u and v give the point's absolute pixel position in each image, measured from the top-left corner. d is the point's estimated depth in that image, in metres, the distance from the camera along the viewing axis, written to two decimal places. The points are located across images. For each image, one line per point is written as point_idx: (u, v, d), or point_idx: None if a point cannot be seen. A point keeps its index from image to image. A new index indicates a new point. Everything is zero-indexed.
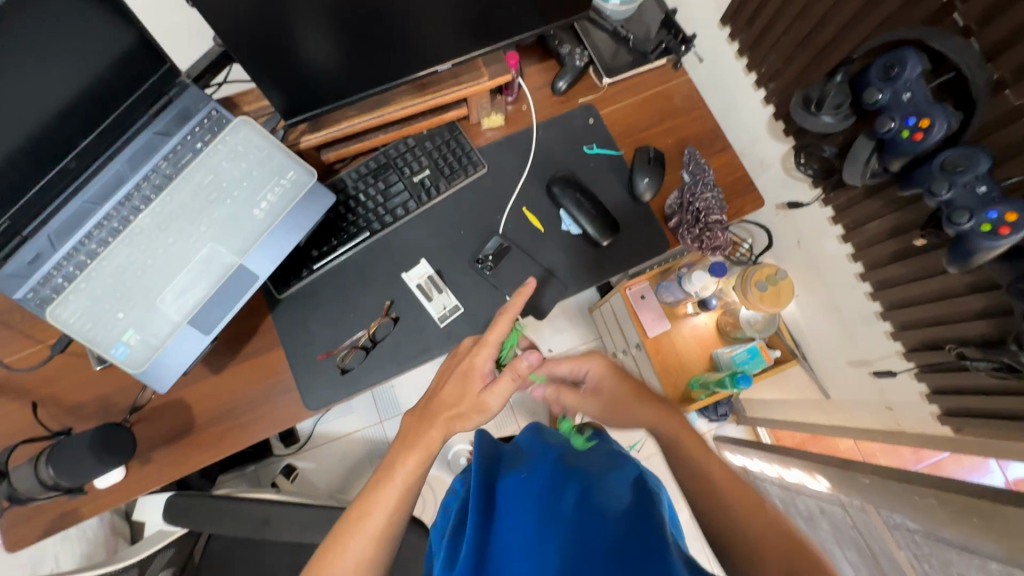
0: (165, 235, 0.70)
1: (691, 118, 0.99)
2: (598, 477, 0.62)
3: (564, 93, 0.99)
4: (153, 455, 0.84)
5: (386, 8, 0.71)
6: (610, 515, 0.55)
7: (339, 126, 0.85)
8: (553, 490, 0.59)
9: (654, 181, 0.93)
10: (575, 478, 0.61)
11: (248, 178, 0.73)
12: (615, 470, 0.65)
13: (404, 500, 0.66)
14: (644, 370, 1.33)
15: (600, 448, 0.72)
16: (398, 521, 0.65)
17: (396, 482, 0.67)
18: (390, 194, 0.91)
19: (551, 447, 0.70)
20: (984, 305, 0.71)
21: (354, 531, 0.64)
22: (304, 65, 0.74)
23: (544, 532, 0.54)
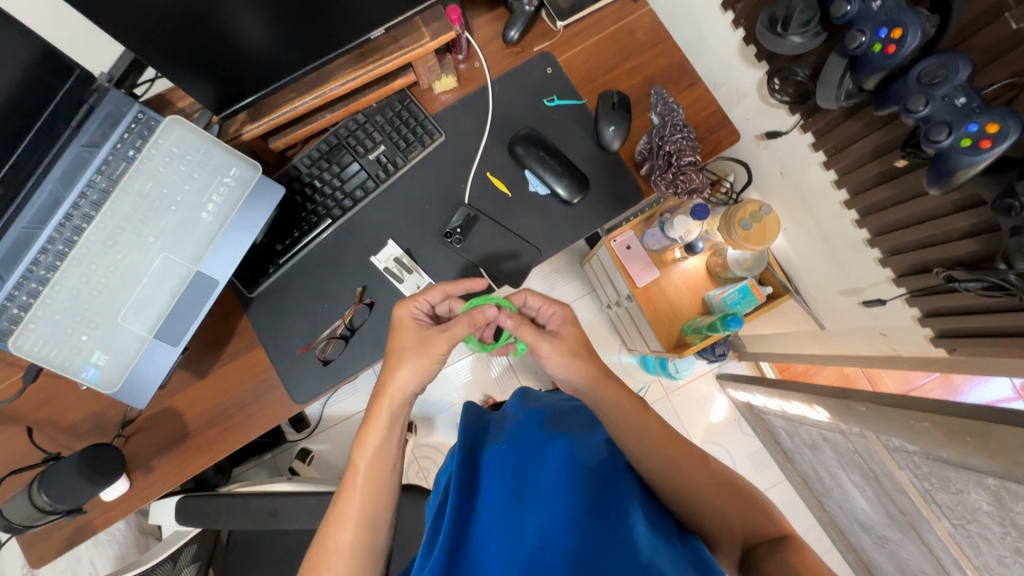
0: (113, 252, 0.68)
1: (657, 53, 0.92)
2: (578, 440, 0.63)
3: (517, 44, 0.92)
4: (154, 463, 0.85)
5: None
6: (591, 480, 0.56)
7: (279, 112, 0.80)
8: (531, 462, 0.59)
9: (621, 128, 0.87)
10: (554, 445, 0.61)
11: (190, 181, 0.70)
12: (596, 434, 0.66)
13: (373, 478, 0.66)
14: (638, 321, 1.31)
15: (583, 410, 0.72)
16: (375, 501, 0.65)
17: (359, 465, 0.66)
18: (347, 176, 0.87)
19: (533, 412, 0.70)
20: (971, 224, 0.67)
21: (336, 518, 0.64)
22: (222, 51, 0.68)
23: (524, 498, 0.55)
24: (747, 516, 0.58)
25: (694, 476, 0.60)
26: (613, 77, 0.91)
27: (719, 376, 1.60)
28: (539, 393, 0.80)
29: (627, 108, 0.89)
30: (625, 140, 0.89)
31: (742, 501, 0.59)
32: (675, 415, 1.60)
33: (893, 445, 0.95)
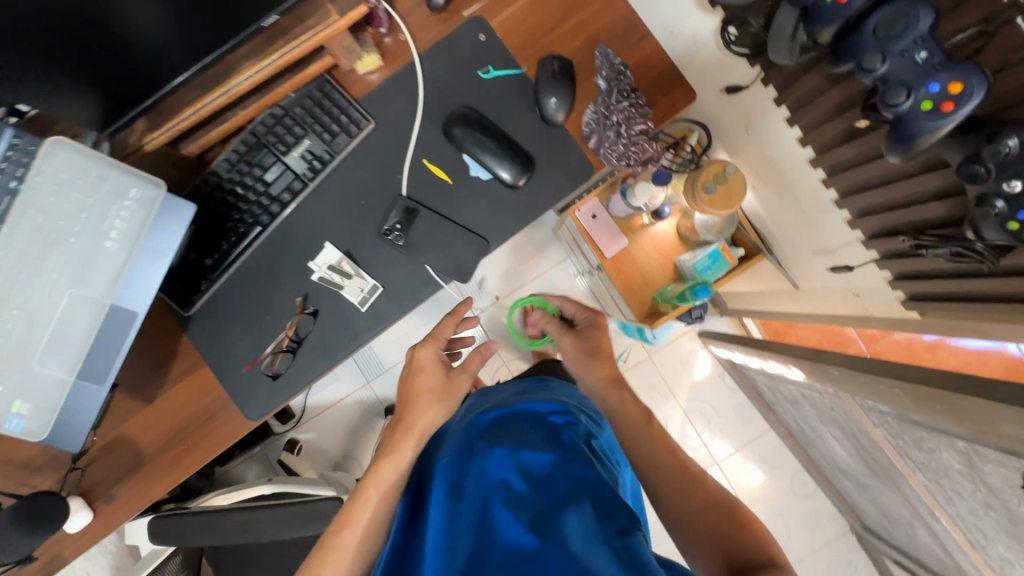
0: (11, 297, 0.61)
1: (601, 6, 0.82)
2: (529, 445, 0.62)
3: (444, 8, 0.82)
4: (115, 492, 0.84)
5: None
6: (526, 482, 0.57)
7: (181, 116, 0.72)
8: (483, 477, 0.59)
9: (564, 98, 0.79)
10: (504, 454, 0.61)
11: (85, 208, 0.63)
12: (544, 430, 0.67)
13: (383, 507, 0.64)
14: (611, 291, 1.27)
15: (536, 409, 0.72)
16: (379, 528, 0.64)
17: (370, 490, 0.65)
18: (272, 178, 0.81)
19: (485, 416, 0.72)
20: (941, 185, 0.61)
21: (330, 545, 0.62)
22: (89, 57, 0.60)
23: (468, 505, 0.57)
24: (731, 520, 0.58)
25: (688, 492, 0.62)
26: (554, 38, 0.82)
27: (701, 335, 1.56)
28: (496, 386, 0.82)
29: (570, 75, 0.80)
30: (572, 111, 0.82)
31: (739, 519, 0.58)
32: (658, 376, 1.59)
33: (868, 405, 0.93)
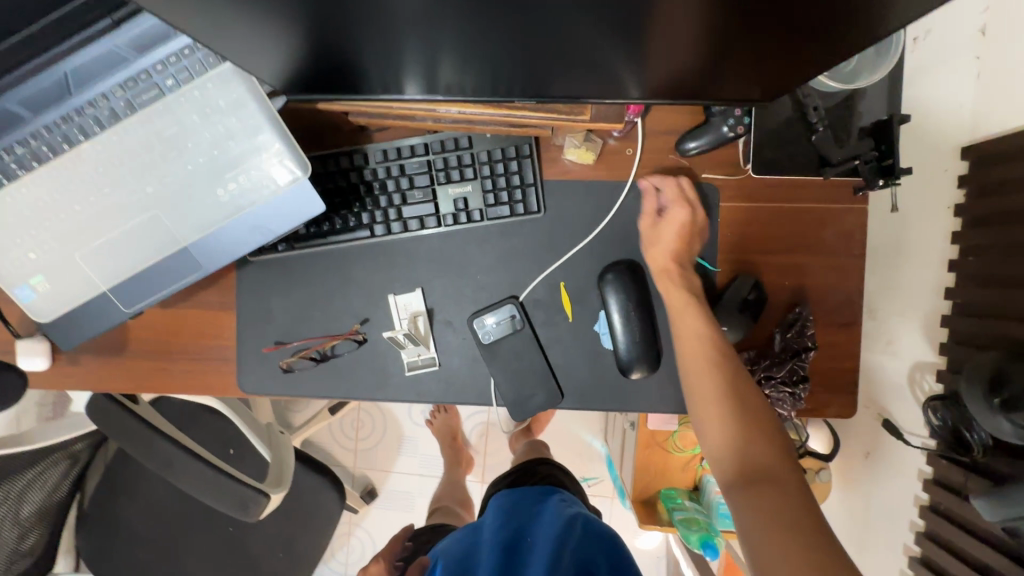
0: (99, 183, 0.55)
1: (833, 265, 0.71)
2: (557, 507, 0.89)
3: (689, 158, 0.71)
4: (81, 359, 0.79)
5: (478, 26, 0.46)
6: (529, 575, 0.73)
7: (372, 102, 0.62)
8: (523, 532, 0.83)
9: (677, 232, 0.69)
10: (539, 519, 0.86)
11: (224, 146, 0.56)
12: (549, 501, 0.92)
13: None
14: (626, 446, 1.18)
15: (544, 488, 0.98)
16: None
17: None
18: (412, 198, 0.71)
19: (507, 499, 0.95)
20: None
21: None
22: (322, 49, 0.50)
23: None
24: (774, 464, 0.57)
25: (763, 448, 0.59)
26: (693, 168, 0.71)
27: None
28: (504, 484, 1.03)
29: (693, 208, 0.69)
30: (674, 250, 0.70)
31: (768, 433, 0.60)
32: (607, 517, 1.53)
33: None
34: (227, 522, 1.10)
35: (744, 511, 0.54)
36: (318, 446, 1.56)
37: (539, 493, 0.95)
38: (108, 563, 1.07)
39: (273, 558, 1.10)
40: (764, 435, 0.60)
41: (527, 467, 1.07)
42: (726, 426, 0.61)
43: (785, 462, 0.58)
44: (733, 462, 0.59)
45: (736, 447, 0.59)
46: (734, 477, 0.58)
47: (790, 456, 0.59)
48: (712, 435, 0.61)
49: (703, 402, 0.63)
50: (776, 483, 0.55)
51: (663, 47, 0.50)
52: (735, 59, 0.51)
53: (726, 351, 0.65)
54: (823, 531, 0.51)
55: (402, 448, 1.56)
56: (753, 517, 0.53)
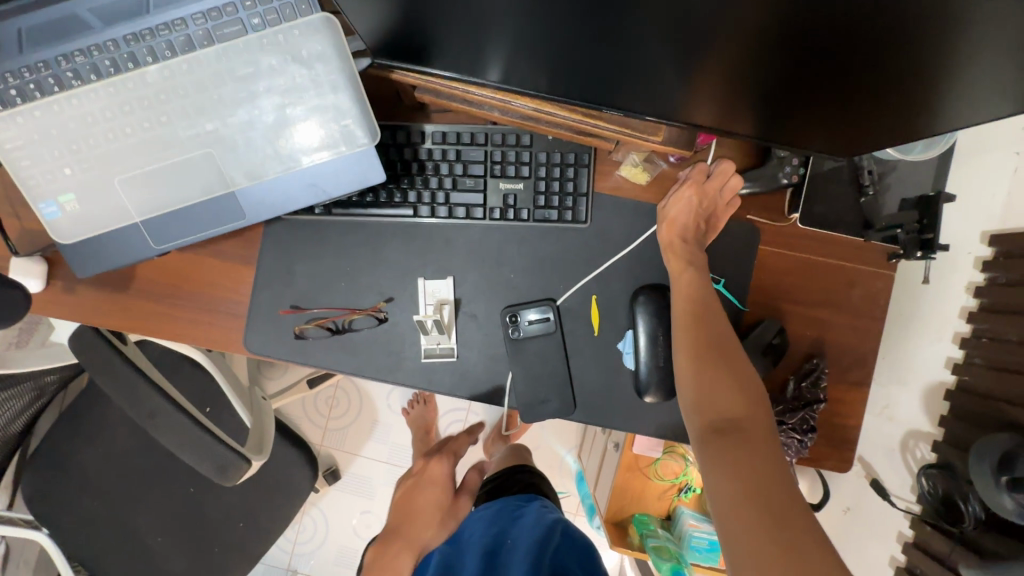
0: (156, 110, 0.52)
1: (853, 323, 0.74)
2: (522, 516, 0.86)
3: (738, 197, 0.72)
4: (79, 288, 0.74)
5: (583, 27, 0.47)
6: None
7: (448, 83, 0.61)
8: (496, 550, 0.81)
9: (688, 211, 0.68)
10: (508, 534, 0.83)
11: (295, 99, 0.54)
12: (514, 509, 0.89)
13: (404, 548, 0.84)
14: (605, 466, 1.19)
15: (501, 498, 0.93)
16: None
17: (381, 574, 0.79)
18: (461, 185, 0.70)
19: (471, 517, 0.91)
20: None
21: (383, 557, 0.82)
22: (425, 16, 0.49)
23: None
24: (745, 417, 0.56)
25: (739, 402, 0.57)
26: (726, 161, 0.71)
27: None
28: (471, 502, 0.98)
29: (705, 187, 0.68)
30: (683, 229, 0.68)
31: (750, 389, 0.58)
32: None
33: None
34: (189, 483, 1.05)
35: (712, 464, 0.54)
36: (287, 418, 1.52)
37: (502, 502, 0.92)
38: (53, 507, 1.01)
39: (232, 526, 1.06)
40: (737, 388, 0.58)
41: (504, 474, 1.04)
42: (699, 376, 0.59)
43: (759, 417, 0.56)
44: (703, 413, 0.57)
45: (709, 400, 0.58)
46: (704, 428, 0.57)
47: (762, 408, 0.57)
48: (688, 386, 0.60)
49: (686, 359, 0.61)
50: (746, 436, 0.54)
51: (750, 84, 0.51)
52: (814, 110, 0.54)
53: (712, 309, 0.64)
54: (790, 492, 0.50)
55: (373, 433, 1.52)
56: (720, 474, 0.52)
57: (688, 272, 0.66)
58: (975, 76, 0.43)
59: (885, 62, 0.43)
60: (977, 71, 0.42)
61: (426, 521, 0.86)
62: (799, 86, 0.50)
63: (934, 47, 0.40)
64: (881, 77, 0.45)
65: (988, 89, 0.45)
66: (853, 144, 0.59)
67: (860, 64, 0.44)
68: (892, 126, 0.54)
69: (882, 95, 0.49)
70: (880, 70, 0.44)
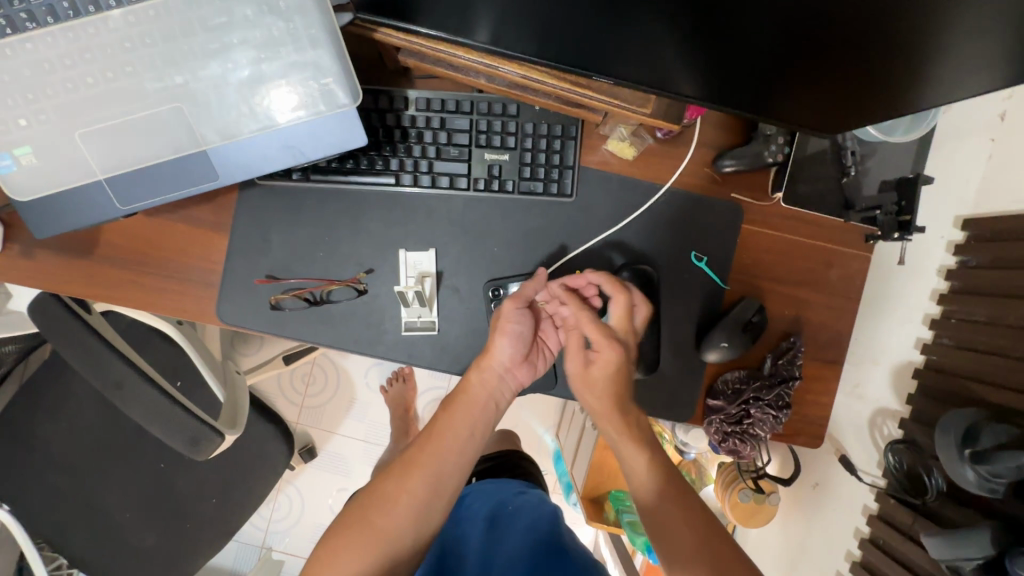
0: (120, 59, 0.49)
1: (829, 303, 0.75)
2: (524, 500, 0.82)
3: (723, 175, 0.72)
4: (38, 253, 0.71)
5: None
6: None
7: (433, 44, 0.59)
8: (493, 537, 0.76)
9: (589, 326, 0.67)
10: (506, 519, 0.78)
11: (272, 54, 0.51)
12: (514, 493, 0.85)
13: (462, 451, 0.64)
14: (583, 444, 1.20)
15: (502, 483, 0.89)
16: (464, 443, 0.64)
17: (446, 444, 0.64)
18: (445, 154, 0.69)
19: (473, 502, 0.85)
20: None
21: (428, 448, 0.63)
22: None
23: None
24: (725, 564, 0.56)
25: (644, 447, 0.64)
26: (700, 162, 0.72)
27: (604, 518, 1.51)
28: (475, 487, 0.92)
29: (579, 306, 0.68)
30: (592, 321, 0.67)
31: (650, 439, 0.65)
32: None
33: None
34: (158, 458, 1.03)
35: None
36: (262, 395, 1.49)
37: (502, 487, 0.87)
38: (13, 482, 0.97)
39: (205, 502, 1.04)
40: (700, 532, 0.59)
41: (503, 458, 1.03)
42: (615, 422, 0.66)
43: (731, 556, 0.57)
44: (687, 568, 0.57)
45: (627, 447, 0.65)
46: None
47: (732, 544, 0.58)
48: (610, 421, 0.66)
49: (649, 515, 0.62)
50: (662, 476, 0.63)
51: (741, 55, 0.51)
52: (801, 84, 0.54)
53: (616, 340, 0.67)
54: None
55: (351, 411, 1.51)
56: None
57: (602, 399, 0.66)
58: (962, 43, 0.43)
59: (874, 26, 0.43)
60: (962, 37, 0.43)
61: (468, 406, 0.66)
62: (788, 58, 0.50)
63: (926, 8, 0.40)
64: (870, 45, 0.45)
65: (970, 57, 0.45)
66: (839, 122, 0.59)
67: (851, 27, 0.44)
68: (877, 103, 0.54)
69: (869, 66, 0.48)
70: (870, 36, 0.44)
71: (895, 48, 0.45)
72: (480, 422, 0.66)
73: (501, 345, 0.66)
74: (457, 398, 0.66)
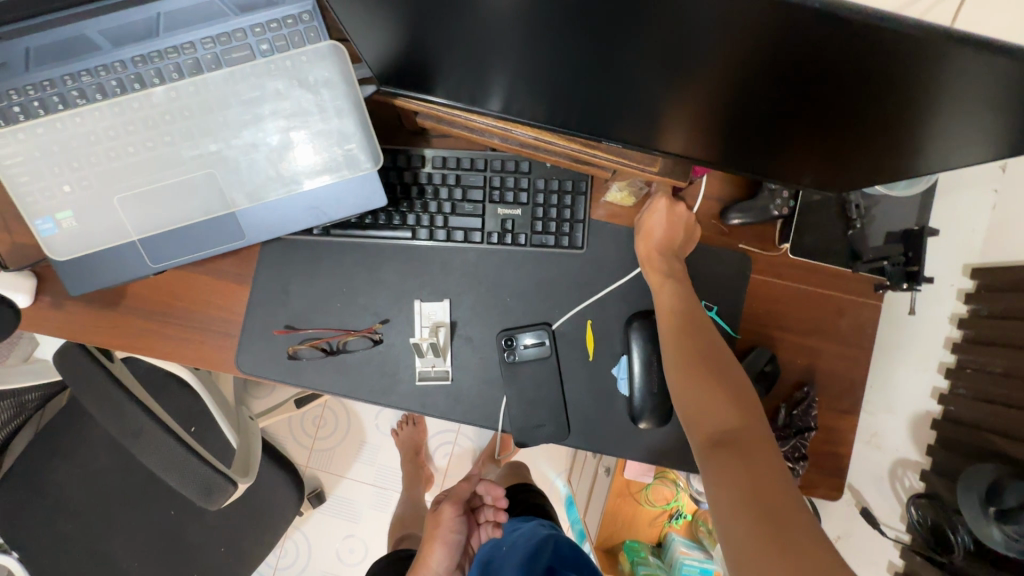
0: (159, 130, 0.52)
1: (842, 352, 0.75)
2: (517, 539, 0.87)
3: (730, 227, 0.74)
4: (66, 304, 0.73)
5: (581, 63, 0.48)
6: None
7: (450, 110, 0.62)
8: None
9: (664, 224, 0.70)
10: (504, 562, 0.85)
11: (300, 123, 0.54)
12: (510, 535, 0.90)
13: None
14: (596, 491, 1.18)
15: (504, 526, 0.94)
16: None
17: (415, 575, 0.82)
18: (460, 209, 0.71)
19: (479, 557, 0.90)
20: None
21: None
22: (433, 47, 0.50)
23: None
24: (743, 428, 0.56)
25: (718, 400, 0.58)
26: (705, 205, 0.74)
27: None
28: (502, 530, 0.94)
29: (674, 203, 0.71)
30: (661, 240, 0.70)
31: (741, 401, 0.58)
32: None
33: None
34: (169, 505, 1.02)
35: (710, 472, 0.53)
36: (272, 438, 1.49)
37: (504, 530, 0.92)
38: (25, 529, 0.97)
39: (213, 551, 1.04)
40: (728, 395, 0.59)
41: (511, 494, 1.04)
42: (693, 372, 0.61)
43: (755, 424, 0.56)
44: (701, 426, 0.58)
45: (703, 414, 0.59)
46: (704, 441, 0.57)
47: (758, 418, 0.57)
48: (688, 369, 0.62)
49: (692, 410, 0.59)
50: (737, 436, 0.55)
51: (740, 122, 0.53)
52: (801, 148, 0.56)
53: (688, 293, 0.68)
54: (777, 484, 0.50)
55: (360, 454, 1.50)
56: (723, 480, 0.52)
57: (678, 342, 0.64)
58: (955, 128, 0.45)
59: (865, 109, 0.45)
60: (955, 124, 0.44)
61: None
62: (785, 128, 0.52)
63: (910, 98, 0.42)
64: (859, 122, 0.47)
65: (964, 139, 0.46)
66: (845, 180, 0.60)
67: (842, 108, 0.46)
68: (879, 166, 0.55)
69: (863, 137, 0.50)
70: (860, 116, 0.46)
71: (883, 126, 0.47)
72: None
73: (434, 556, 0.82)
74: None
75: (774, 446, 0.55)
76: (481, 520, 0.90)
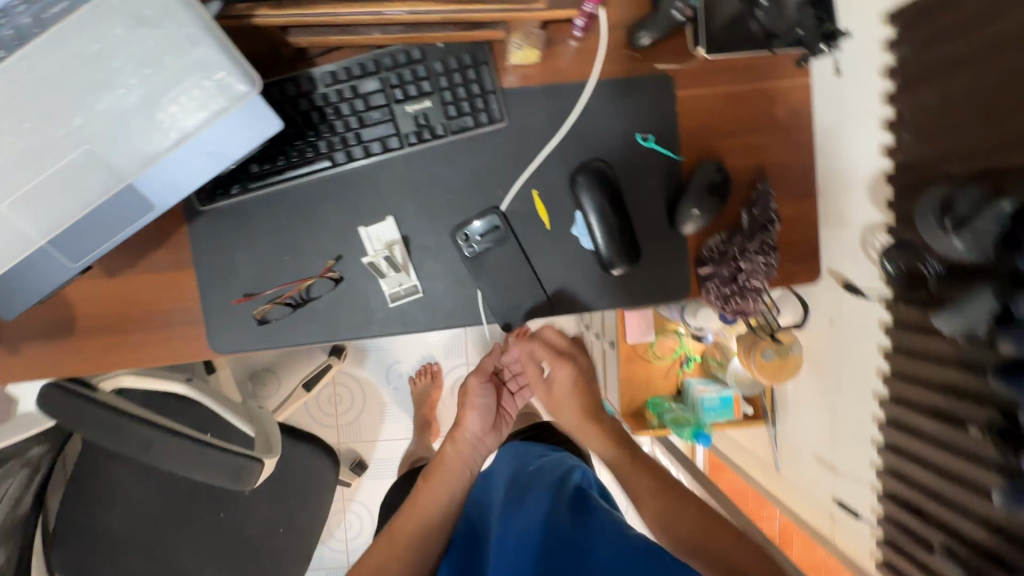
0: (12, 119, 0.48)
1: (787, 140, 0.75)
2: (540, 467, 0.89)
3: (643, 50, 0.71)
4: (23, 346, 0.71)
5: None
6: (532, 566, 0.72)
7: (312, 11, 0.57)
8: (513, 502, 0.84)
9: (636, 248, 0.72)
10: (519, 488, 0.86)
11: (155, 65, 0.50)
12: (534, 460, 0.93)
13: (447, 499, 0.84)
14: (609, 367, 1.21)
15: (530, 449, 0.97)
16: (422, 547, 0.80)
17: (450, 458, 0.86)
18: (370, 120, 0.68)
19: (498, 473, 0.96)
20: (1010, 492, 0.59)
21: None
22: None
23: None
24: (709, 530, 0.71)
25: (648, 483, 0.76)
26: (616, 33, 0.71)
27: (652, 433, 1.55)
28: (535, 446, 0.97)
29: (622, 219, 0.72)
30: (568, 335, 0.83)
31: (676, 488, 0.76)
32: None
33: None
34: (218, 509, 1.05)
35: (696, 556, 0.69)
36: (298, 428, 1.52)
37: (531, 453, 0.96)
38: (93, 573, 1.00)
39: (275, 535, 1.07)
40: (667, 489, 0.75)
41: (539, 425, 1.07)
42: (652, 484, 0.76)
43: (716, 520, 0.72)
44: (665, 530, 0.72)
45: (670, 523, 0.72)
46: (672, 541, 0.71)
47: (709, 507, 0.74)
48: (627, 476, 0.78)
49: (642, 497, 0.76)
50: (705, 540, 0.70)
51: None
52: None
53: (598, 407, 0.83)
54: (737, 543, 0.70)
55: (385, 416, 1.53)
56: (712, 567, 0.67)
57: (607, 452, 0.81)
58: None
59: None
60: None
61: (444, 474, 0.86)
62: None
63: None
64: None
65: None
66: None
67: None
68: None
69: None
70: None
71: None
72: (456, 485, 0.85)
73: (472, 418, 0.87)
74: (436, 467, 0.87)
75: (721, 518, 0.73)
76: (512, 390, 0.91)
